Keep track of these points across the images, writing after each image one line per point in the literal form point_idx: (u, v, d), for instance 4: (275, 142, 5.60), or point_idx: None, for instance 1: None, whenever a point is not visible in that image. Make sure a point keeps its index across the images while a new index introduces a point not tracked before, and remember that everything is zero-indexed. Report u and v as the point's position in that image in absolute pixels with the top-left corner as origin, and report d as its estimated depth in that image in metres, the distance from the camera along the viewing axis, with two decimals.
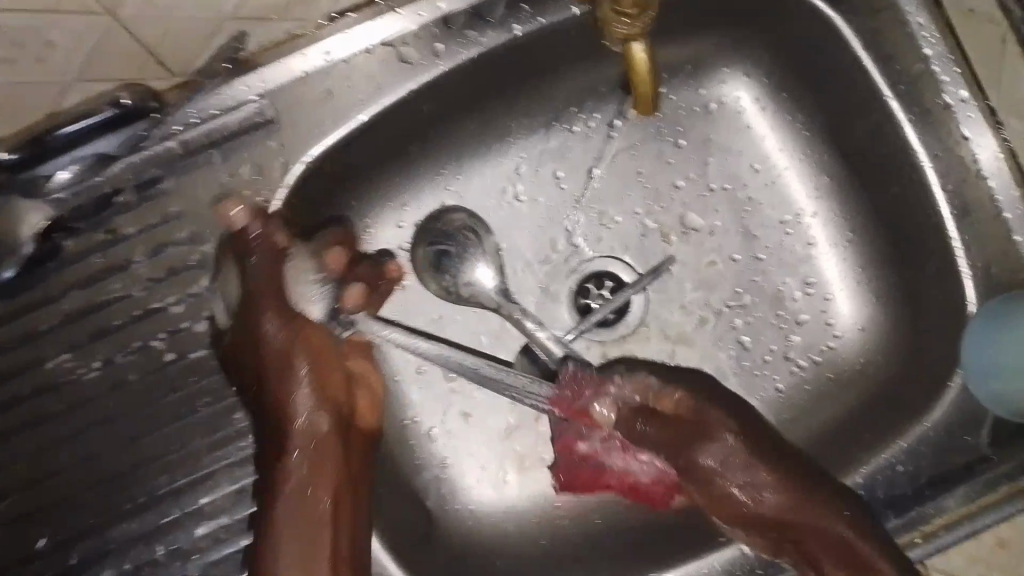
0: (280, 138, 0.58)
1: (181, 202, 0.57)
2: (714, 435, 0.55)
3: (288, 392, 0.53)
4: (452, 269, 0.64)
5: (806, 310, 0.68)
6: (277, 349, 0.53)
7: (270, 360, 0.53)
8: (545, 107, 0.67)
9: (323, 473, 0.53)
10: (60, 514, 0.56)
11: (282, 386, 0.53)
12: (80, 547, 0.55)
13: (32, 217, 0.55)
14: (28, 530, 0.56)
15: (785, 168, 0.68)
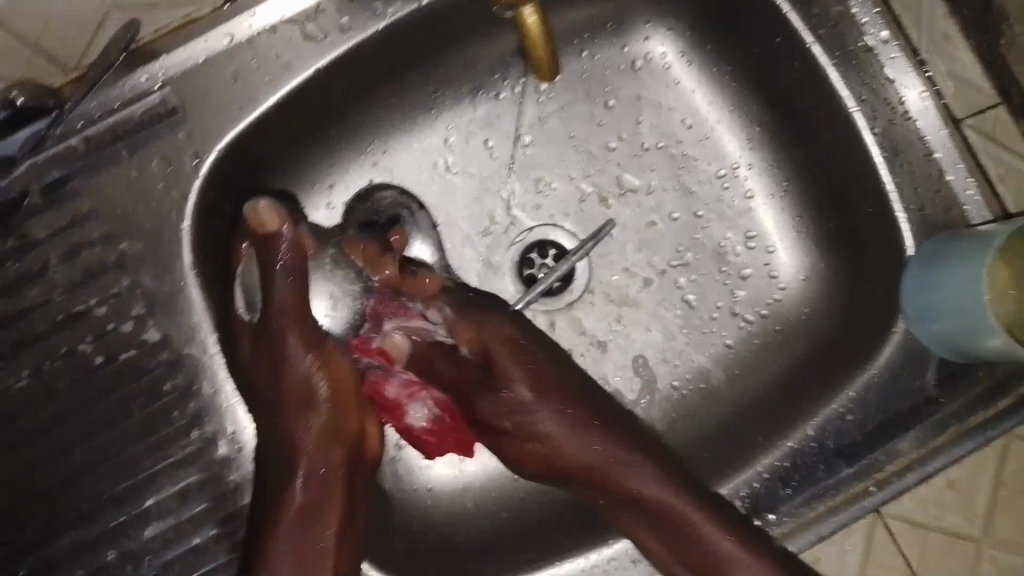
0: (189, 127, 0.55)
1: (92, 200, 0.54)
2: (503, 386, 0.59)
3: (298, 432, 0.55)
4: None
5: (749, 265, 0.67)
6: (296, 388, 0.55)
7: (285, 401, 0.55)
8: (466, 76, 0.65)
9: (325, 508, 0.54)
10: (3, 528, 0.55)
11: (299, 425, 0.55)
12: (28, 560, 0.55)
13: None
14: None
15: (716, 121, 0.67)
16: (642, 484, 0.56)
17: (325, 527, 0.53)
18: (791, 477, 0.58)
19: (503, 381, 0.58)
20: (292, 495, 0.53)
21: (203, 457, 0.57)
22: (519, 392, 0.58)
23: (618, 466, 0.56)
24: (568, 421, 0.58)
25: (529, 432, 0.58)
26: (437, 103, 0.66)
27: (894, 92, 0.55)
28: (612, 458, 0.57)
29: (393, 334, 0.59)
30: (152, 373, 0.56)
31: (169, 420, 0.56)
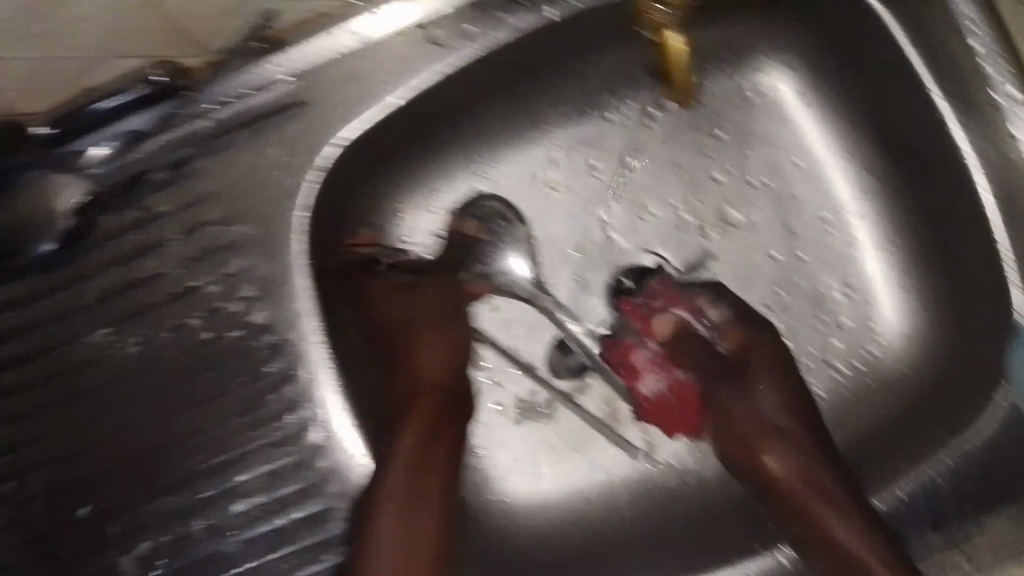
0: (305, 120, 0.56)
1: (213, 181, 0.56)
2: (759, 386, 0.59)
3: (404, 371, 0.58)
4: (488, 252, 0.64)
5: (850, 314, 0.66)
6: (397, 326, 0.59)
7: (398, 346, 0.59)
8: (578, 93, 0.65)
9: (416, 462, 0.55)
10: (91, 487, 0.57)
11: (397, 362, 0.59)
12: (117, 521, 0.57)
13: (66, 193, 0.52)
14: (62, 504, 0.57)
15: (829, 164, 0.66)
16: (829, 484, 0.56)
17: (418, 475, 0.54)
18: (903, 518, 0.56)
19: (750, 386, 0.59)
20: (399, 451, 0.55)
21: (294, 442, 0.59)
22: (758, 386, 0.59)
23: (817, 472, 0.57)
24: (778, 434, 0.58)
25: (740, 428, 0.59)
26: (545, 117, 0.66)
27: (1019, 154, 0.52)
28: (807, 469, 0.57)
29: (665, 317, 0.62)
30: (256, 354, 0.58)
31: (267, 402, 0.59)
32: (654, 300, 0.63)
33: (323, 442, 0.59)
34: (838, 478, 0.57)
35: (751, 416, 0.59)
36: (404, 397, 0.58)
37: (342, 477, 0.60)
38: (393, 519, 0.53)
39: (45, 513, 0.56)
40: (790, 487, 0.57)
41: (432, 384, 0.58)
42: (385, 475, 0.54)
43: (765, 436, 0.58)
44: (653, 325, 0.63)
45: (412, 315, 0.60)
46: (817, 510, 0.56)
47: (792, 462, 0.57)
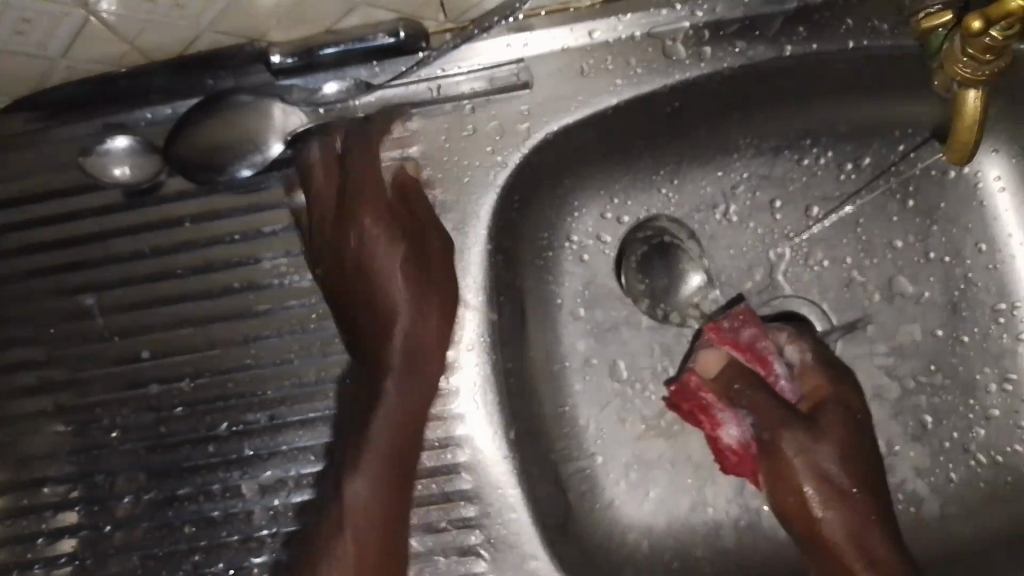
0: (527, 103, 0.58)
1: (424, 142, 0.58)
2: (820, 435, 0.57)
3: (386, 332, 0.54)
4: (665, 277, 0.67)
5: (1000, 406, 0.64)
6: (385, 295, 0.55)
7: (386, 309, 0.54)
8: (779, 132, 0.65)
9: (403, 446, 0.53)
10: (237, 404, 0.58)
11: (374, 330, 0.54)
12: (253, 441, 0.58)
13: (291, 120, 0.56)
14: (207, 414, 0.58)
15: (1011, 254, 0.65)
16: (870, 536, 0.54)
17: (399, 440, 0.53)
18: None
19: (820, 429, 0.57)
20: (382, 419, 0.53)
21: (440, 402, 0.58)
22: (822, 436, 0.57)
23: (865, 531, 0.54)
24: (833, 487, 0.55)
25: (786, 470, 0.56)
26: (741, 148, 0.66)
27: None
28: (854, 526, 0.54)
29: (735, 344, 0.63)
30: None
31: None
32: (741, 330, 0.63)
33: (464, 411, 0.58)
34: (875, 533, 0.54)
35: (805, 460, 0.56)
36: (378, 356, 0.53)
37: (477, 448, 0.58)
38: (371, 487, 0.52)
39: (192, 418, 0.58)
40: (831, 534, 0.54)
41: (412, 351, 0.54)
42: (375, 437, 0.52)
43: (810, 477, 0.56)
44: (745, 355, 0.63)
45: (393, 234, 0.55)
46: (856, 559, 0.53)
47: (840, 509, 0.55)
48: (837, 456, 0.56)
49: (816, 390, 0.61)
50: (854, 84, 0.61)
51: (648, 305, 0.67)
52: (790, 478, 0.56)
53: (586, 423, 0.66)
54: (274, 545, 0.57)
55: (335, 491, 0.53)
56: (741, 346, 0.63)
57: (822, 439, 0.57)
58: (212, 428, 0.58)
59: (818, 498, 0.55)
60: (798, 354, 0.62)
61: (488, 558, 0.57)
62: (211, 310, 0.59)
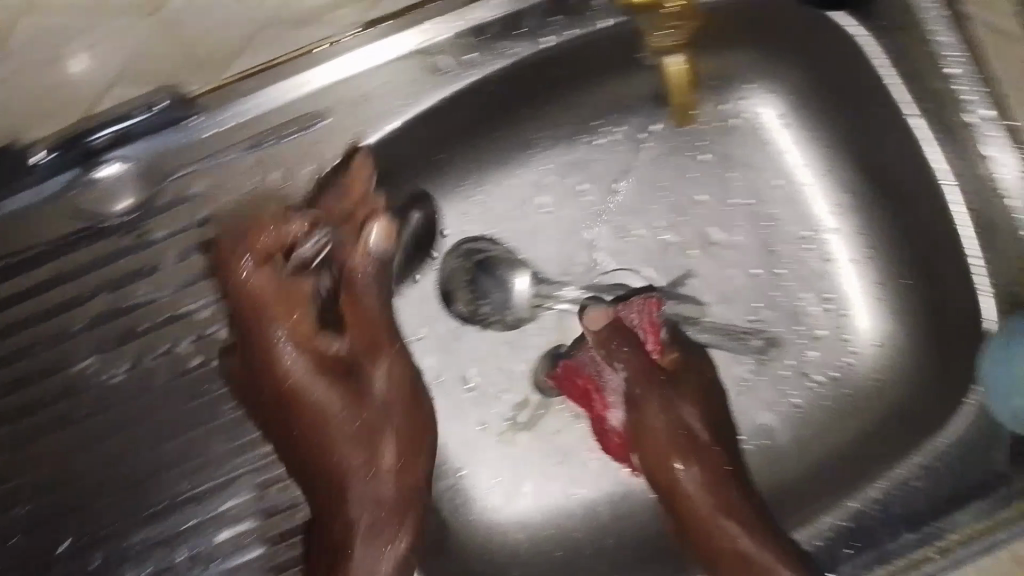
0: (313, 146, 0.57)
1: (212, 206, 0.57)
2: (688, 400, 0.63)
3: (343, 469, 0.51)
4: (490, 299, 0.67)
5: (825, 326, 0.68)
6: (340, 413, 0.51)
7: (294, 399, 0.50)
8: (570, 117, 0.67)
9: (377, 523, 0.52)
10: (80, 515, 0.58)
11: (321, 404, 0.50)
12: (103, 549, 0.58)
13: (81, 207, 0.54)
14: (50, 533, 0.58)
15: (806, 184, 0.69)
16: (731, 498, 0.60)
17: (361, 534, 0.51)
18: (854, 539, 0.59)
19: (680, 406, 0.63)
20: (357, 530, 0.51)
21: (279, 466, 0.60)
22: (684, 398, 0.63)
23: (725, 492, 0.60)
24: (688, 446, 0.61)
25: (648, 434, 0.62)
26: (537, 142, 0.68)
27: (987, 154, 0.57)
28: (723, 497, 0.60)
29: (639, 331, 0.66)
30: None
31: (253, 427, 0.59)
32: (638, 317, 0.66)
33: None
34: (744, 488, 0.61)
35: (668, 428, 0.62)
36: (338, 469, 0.51)
37: None
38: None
39: (36, 539, 0.58)
40: (709, 518, 0.59)
41: (389, 477, 0.52)
42: (348, 539, 0.51)
43: (677, 457, 0.61)
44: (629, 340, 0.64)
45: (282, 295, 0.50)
46: (727, 536, 0.58)
47: (702, 481, 0.60)
48: (697, 414, 0.63)
49: (674, 364, 0.65)
50: (625, 59, 0.64)
51: (498, 323, 0.67)
52: (652, 446, 0.62)
53: (447, 439, 0.67)
54: None
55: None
56: (650, 332, 0.66)
57: (693, 405, 0.63)
58: (56, 545, 0.58)
59: (681, 452, 0.61)
60: (674, 347, 0.66)
61: None
62: (30, 427, 0.57)
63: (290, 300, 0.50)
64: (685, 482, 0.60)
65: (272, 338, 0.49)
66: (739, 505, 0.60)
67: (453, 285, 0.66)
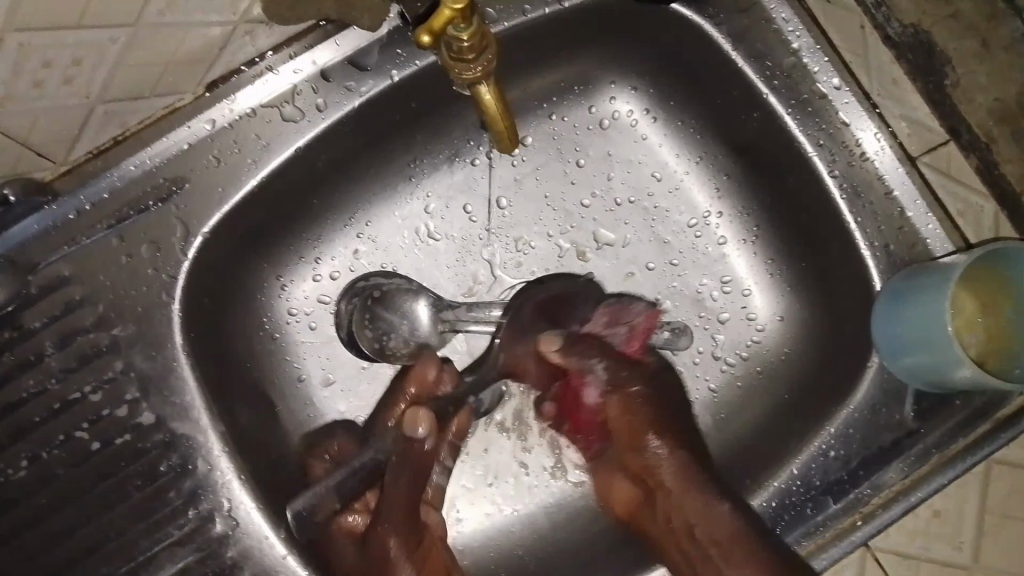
0: (181, 210, 0.57)
1: (86, 286, 0.56)
2: (651, 384, 0.60)
3: None
4: (393, 335, 0.65)
5: (726, 308, 0.69)
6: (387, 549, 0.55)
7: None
8: (442, 143, 0.67)
9: None
10: None
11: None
12: None
13: None
14: None
15: (685, 173, 0.69)
16: (715, 505, 0.55)
17: None
18: (781, 516, 0.58)
19: (653, 386, 0.60)
20: None
21: (198, 536, 0.57)
22: (651, 388, 0.60)
23: (705, 500, 0.55)
24: (671, 438, 0.58)
25: (629, 419, 0.58)
26: (416, 171, 0.67)
27: (838, 120, 0.59)
28: (687, 494, 0.56)
29: (638, 325, 0.62)
30: (148, 454, 0.57)
31: (165, 500, 0.57)
32: (631, 316, 0.63)
33: (228, 530, 0.57)
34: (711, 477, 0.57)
35: (625, 409, 0.58)
36: None
37: (258, 559, 0.57)
38: None
39: None
40: (680, 509, 0.56)
41: None
42: None
43: (652, 432, 0.58)
44: (621, 332, 0.62)
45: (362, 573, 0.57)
46: (693, 510, 0.55)
47: (673, 456, 0.57)
48: (664, 410, 0.59)
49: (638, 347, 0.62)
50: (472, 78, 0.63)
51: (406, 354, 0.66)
52: (627, 427, 0.58)
53: None
54: None
55: None
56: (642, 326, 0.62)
57: (650, 384, 0.60)
58: None
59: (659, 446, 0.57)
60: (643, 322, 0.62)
61: None
62: None
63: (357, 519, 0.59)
64: (658, 461, 0.57)
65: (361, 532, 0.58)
66: (735, 506, 0.55)
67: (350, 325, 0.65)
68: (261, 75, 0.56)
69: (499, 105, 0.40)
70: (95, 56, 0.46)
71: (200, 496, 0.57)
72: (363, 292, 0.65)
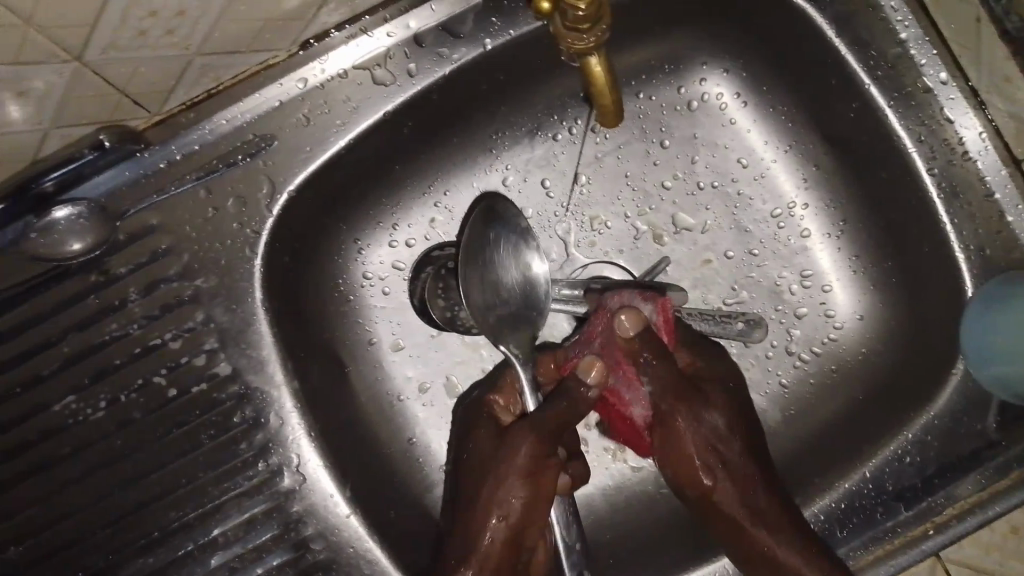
0: (270, 165, 0.57)
1: (171, 236, 0.56)
2: (709, 405, 0.56)
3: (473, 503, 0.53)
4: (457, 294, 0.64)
5: (804, 303, 0.67)
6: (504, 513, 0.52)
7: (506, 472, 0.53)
8: (527, 115, 0.66)
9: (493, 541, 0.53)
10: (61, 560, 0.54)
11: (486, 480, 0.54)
12: None
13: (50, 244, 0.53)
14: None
15: (772, 161, 0.68)
16: (760, 531, 0.54)
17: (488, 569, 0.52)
18: (849, 519, 0.56)
19: (708, 399, 0.56)
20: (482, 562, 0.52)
21: (267, 487, 0.56)
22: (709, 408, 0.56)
23: (754, 525, 0.54)
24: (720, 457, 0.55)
25: (676, 445, 0.56)
26: (497, 143, 0.67)
27: (942, 113, 0.57)
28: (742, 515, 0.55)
29: (652, 317, 0.58)
30: (222, 405, 0.56)
31: (236, 451, 0.56)
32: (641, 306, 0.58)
33: (296, 486, 0.56)
34: (769, 498, 0.55)
35: (698, 434, 0.55)
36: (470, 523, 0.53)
37: (323, 517, 0.56)
38: None
39: None
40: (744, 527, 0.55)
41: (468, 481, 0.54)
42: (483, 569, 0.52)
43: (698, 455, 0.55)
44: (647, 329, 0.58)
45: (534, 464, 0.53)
46: (752, 536, 0.54)
47: (731, 486, 0.55)
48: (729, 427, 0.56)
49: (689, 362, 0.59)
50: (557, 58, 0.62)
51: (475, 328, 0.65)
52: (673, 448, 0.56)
53: (438, 446, 0.65)
54: None
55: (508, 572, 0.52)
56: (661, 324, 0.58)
57: (709, 410, 0.56)
58: None
59: (710, 469, 0.55)
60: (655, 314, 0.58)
61: None
62: (12, 473, 0.55)
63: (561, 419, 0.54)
64: (717, 491, 0.55)
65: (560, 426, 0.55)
66: (793, 533, 0.54)
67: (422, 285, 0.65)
68: (357, 34, 0.56)
69: (606, 76, 0.40)
70: (200, 10, 0.46)
71: (268, 453, 0.56)
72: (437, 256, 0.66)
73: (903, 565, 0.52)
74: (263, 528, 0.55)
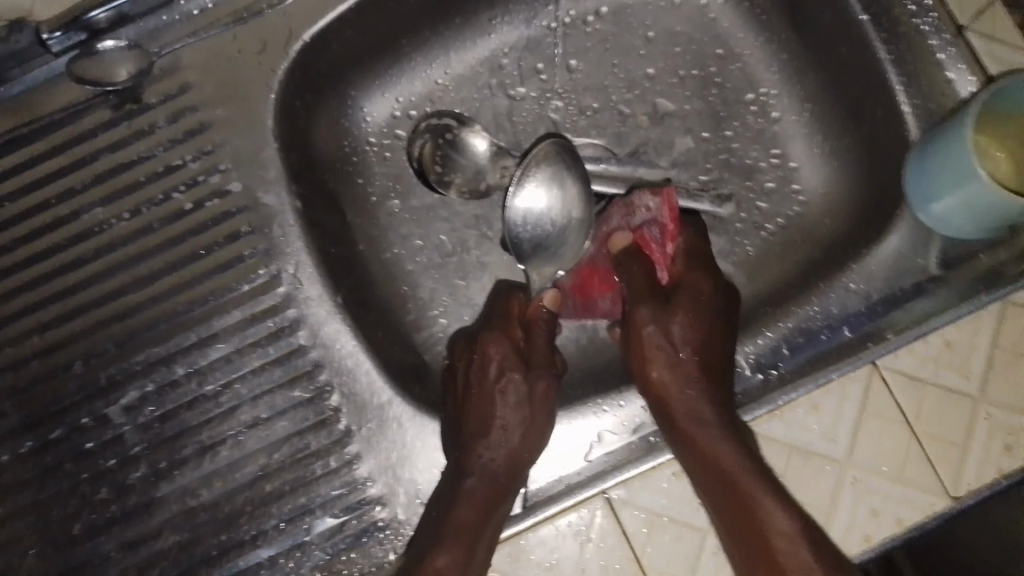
0: (288, 18, 0.63)
1: (196, 73, 0.63)
2: (674, 309, 0.60)
3: (466, 425, 0.59)
4: (447, 156, 0.71)
5: (774, 179, 0.73)
6: (508, 464, 0.57)
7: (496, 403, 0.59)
8: (523, 3, 0.73)
9: (500, 464, 0.57)
10: (86, 340, 0.61)
11: (478, 407, 0.59)
12: (113, 368, 0.61)
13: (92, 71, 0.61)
14: (60, 356, 0.61)
15: (746, 51, 0.74)
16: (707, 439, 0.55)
17: (481, 490, 0.56)
18: (797, 338, 0.62)
19: (672, 306, 0.60)
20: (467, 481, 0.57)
21: (267, 290, 0.61)
22: (672, 312, 0.60)
23: (704, 432, 0.55)
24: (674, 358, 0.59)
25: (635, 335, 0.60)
26: (495, 28, 0.74)
27: None
28: (693, 414, 0.57)
29: (655, 210, 0.62)
30: (232, 217, 0.62)
31: (242, 258, 0.62)
32: (647, 212, 0.62)
33: (292, 290, 0.62)
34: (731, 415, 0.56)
35: (657, 331, 0.59)
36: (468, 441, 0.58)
37: (314, 321, 0.61)
38: (471, 506, 0.55)
39: (49, 368, 0.61)
40: (693, 433, 0.56)
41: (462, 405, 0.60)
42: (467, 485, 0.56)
43: (651, 350, 0.59)
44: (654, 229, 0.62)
45: (532, 396, 0.59)
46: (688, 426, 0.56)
47: (675, 380, 0.58)
48: (694, 335, 0.59)
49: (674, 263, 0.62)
50: None
51: (456, 191, 0.71)
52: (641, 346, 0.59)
53: (428, 295, 0.71)
54: (150, 457, 0.60)
55: (486, 498, 0.56)
56: (662, 223, 0.62)
57: (674, 313, 0.59)
58: (72, 365, 0.61)
59: (660, 368, 0.59)
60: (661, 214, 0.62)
61: (348, 412, 0.61)
62: (46, 270, 0.62)
63: (542, 366, 0.60)
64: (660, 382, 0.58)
65: (547, 366, 0.60)
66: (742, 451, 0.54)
67: (420, 142, 0.72)
68: None
69: None
70: None
71: (260, 270, 0.62)
72: (437, 130, 0.71)
73: (825, 380, 0.57)
74: (260, 323, 0.61)
